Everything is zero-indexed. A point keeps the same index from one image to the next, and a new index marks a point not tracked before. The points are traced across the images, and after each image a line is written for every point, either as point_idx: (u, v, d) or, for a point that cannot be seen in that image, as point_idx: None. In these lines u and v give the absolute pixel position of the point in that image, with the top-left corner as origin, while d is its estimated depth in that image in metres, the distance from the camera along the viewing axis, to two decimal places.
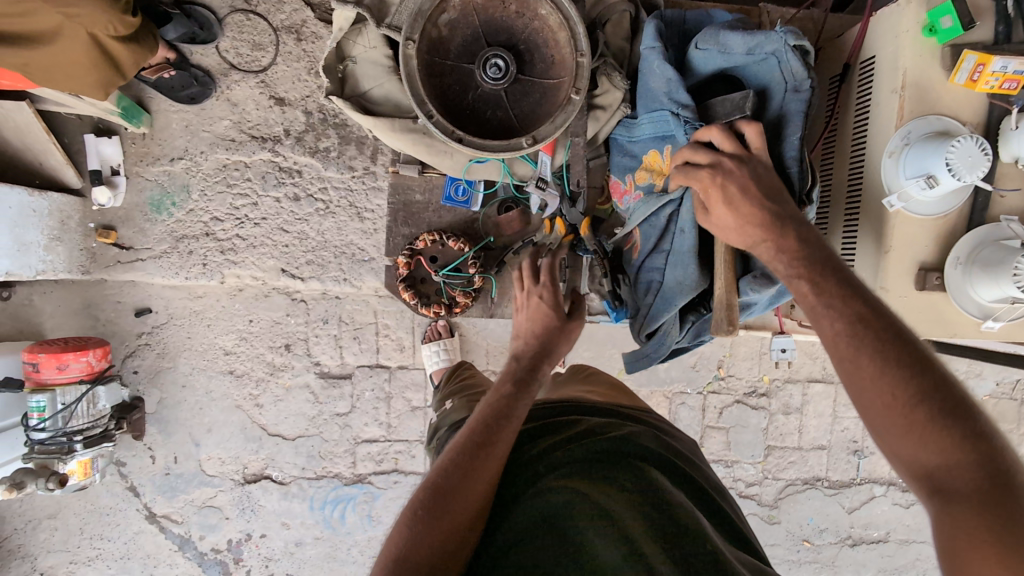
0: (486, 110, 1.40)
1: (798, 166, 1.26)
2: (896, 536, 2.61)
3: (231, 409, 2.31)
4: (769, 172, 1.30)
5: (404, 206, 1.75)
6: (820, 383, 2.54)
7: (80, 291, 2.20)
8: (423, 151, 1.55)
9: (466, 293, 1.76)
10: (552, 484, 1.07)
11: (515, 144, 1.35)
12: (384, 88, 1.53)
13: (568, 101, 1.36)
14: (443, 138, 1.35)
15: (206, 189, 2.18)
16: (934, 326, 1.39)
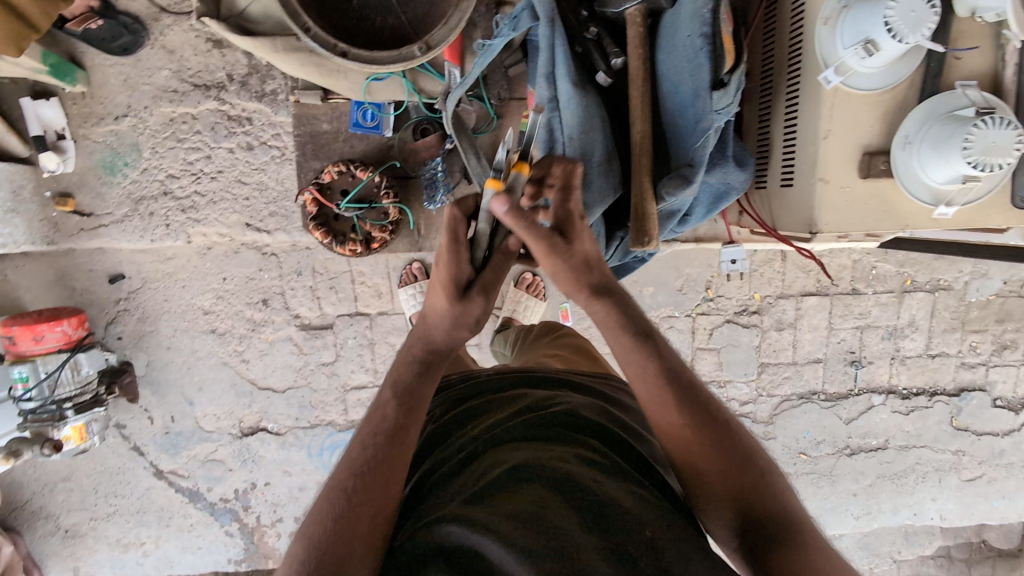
0: (373, 17, 1.32)
1: (711, 42, 1.10)
2: (896, 442, 2.59)
3: (219, 366, 2.33)
4: (682, 56, 1.14)
5: (312, 137, 1.70)
6: (814, 296, 2.45)
7: (52, 262, 2.19)
8: (315, 74, 1.53)
9: (381, 227, 1.77)
10: (488, 465, 1.05)
11: (406, 53, 1.27)
12: (263, 4, 1.49)
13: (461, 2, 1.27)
14: (326, 53, 1.26)
15: (157, 146, 2.10)
16: (883, 217, 1.29)
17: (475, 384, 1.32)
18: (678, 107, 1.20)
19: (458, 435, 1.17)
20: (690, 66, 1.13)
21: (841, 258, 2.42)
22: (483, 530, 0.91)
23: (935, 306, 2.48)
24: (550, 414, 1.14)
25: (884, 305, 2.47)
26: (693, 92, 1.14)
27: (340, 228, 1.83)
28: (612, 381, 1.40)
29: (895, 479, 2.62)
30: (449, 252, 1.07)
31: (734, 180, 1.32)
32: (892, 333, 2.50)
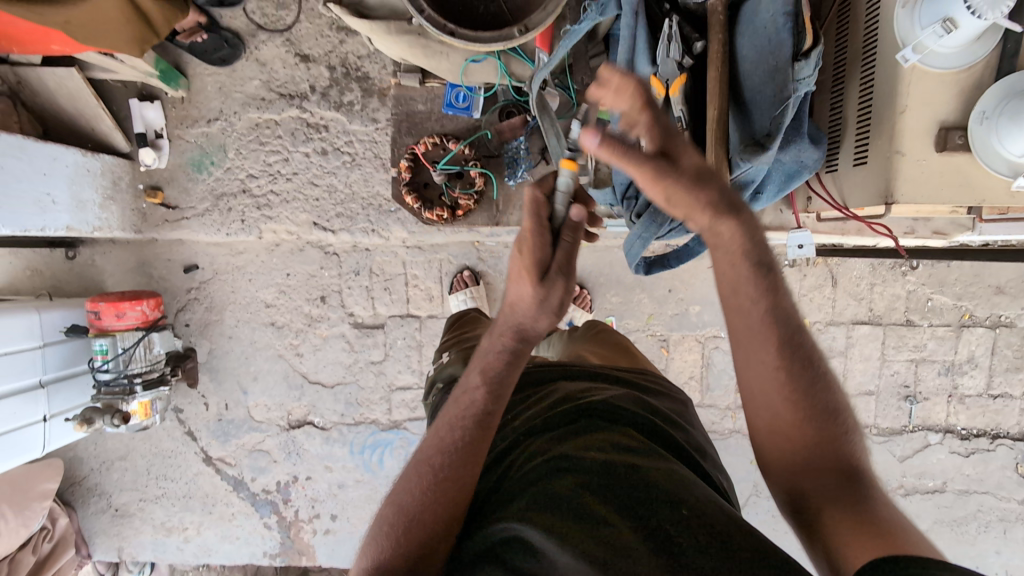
0: (479, 5, 1.39)
1: (793, 21, 1.15)
2: (954, 486, 2.46)
3: (274, 358, 2.44)
4: (762, 36, 1.19)
5: (408, 116, 2.20)
6: (866, 326, 2.41)
7: (136, 250, 2.37)
8: (419, 54, 1.59)
9: (466, 195, 2.12)
10: (538, 445, 1.11)
11: (506, 34, 1.31)
12: None
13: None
14: (436, 33, 1.32)
15: (241, 148, 2.30)
16: (960, 190, 1.34)
17: (522, 374, 1.39)
18: (757, 83, 1.25)
19: (506, 424, 1.24)
20: (771, 44, 1.18)
21: (895, 288, 2.38)
22: (530, 522, 0.95)
23: (996, 342, 2.40)
24: (581, 405, 1.15)
25: (940, 338, 2.40)
26: (773, 69, 1.19)
27: (429, 195, 2.20)
28: (645, 374, 1.40)
29: (954, 526, 2.47)
30: (534, 234, 1.08)
31: (808, 158, 1.36)
32: (948, 368, 2.42)
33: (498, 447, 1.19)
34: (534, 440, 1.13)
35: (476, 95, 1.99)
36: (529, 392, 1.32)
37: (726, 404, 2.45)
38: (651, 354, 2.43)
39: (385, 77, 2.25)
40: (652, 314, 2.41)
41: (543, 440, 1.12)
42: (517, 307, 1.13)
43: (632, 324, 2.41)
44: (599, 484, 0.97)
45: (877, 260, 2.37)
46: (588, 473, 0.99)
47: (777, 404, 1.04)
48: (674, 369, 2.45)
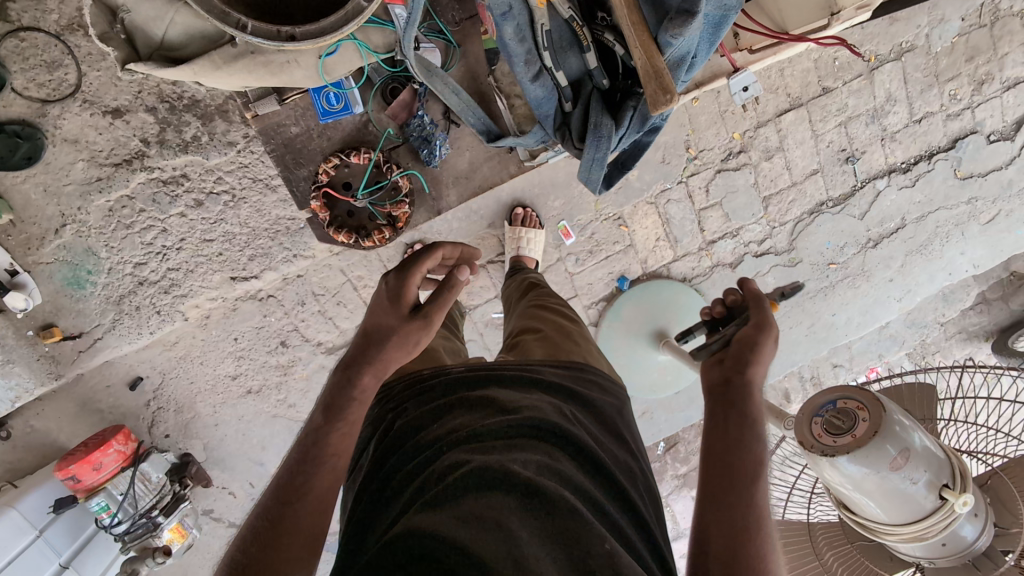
0: None
1: None
2: (912, 217, 2.63)
3: (271, 420, 2.33)
4: None
5: (287, 145, 1.88)
6: (791, 112, 2.42)
7: (68, 395, 2.15)
8: (257, 70, 1.57)
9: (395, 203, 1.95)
10: (456, 457, 0.92)
11: (355, 10, 1.20)
12: (177, 25, 1.50)
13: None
14: (274, 43, 1.21)
15: (110, 242, 2.02)
16: None
17: (442, 380, 1.16)
18: None
19: (417, 440, 1.02)
20: None
21: (802, 64, 2.37)
22: (436, 532, 0.76)
23: (905, 71, 2.45)
24: (524, 422, 0.99)
25: (857, 92, 2.44)
26: None
27: (357, 224, 2.01)
28: (585, 373, 1.27)
29: (923, 251, 2.68)
30: (386, 296, 1.13)
31: (730, 3, 1.25)
32: (874, 115, 2.48)
33: (405, 468, 0.97)
34: (453, 451, 0.94)
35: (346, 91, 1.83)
36: (455, 396, 1.11)
37: (698, 247, 2.50)
38: (614, 236, 2.42)
39: (215, 92, 1.96)
40: (598, 199, 2.36)
41: (463, 450, 0.93)
42: (375, 336, 1.10)
43: (584, 218, 2.37)
44: (529, 512, 0.82)
45: None
46: (520, 488, 0.84)
47: (733, 488, 0.98)
48: (640, 238, 2.45)
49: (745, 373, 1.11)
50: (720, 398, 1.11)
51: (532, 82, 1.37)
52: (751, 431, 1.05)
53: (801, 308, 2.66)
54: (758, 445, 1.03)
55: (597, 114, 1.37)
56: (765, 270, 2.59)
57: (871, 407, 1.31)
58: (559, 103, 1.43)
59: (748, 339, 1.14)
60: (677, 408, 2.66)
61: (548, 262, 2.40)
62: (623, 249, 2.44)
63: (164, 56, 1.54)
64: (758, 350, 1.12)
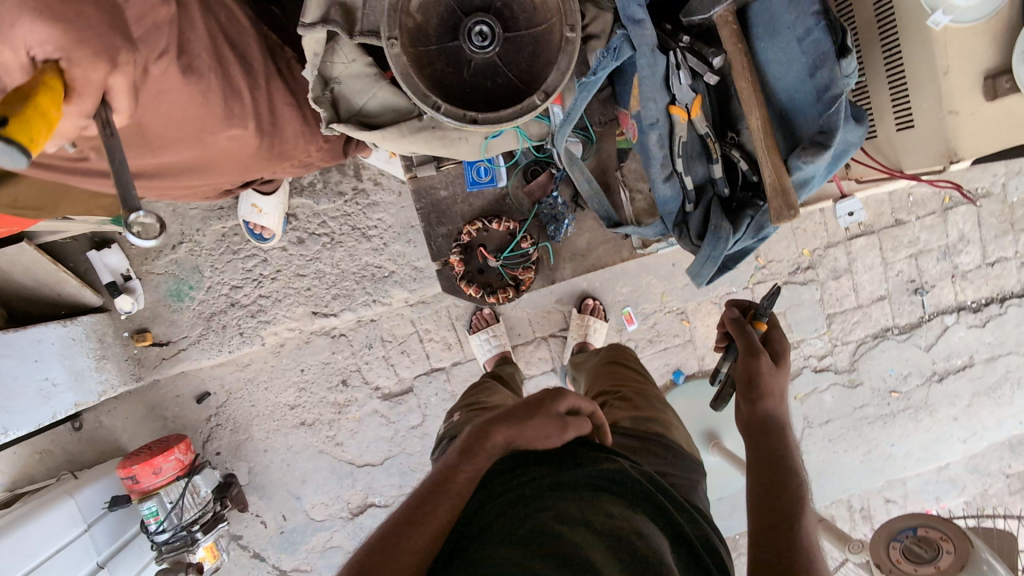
0: (485, 81, 1.33)
1: (822, 17, 1.22)
2: (981, 357, 2.58)
3: (316, 455, 2.38)
4: (790, 42, 1.27)
5: (433, 206, 1.87)
6: (862, 237, 2.50)
7: (140, 398, 2.27)
8: (437, 146, 1.52)
9: (526, 268, 1.91)
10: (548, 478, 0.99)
11: (528, 105, 1.28)
12: (377, 97, 1.46)
13: (561, 50, 1.28)
14: (457, 124, 1.29)
15: (215, 263, 2.22)
16: (1017, 130, 1.43)
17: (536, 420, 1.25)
18: (789, 87, 1.31)
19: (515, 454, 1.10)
20: (804, 45, 1.25)
21: (876, 195, 2.47)
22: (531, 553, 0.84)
23: (980, 215, 2.51)
24: (601, 472, 1.02)
25: (930, 227, 2.51)
26: (812, 65, 1.25)
27: (485, 281, 1.98)
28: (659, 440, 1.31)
29: (992, 394, 2.60)
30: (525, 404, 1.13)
31: (854, 139, 1.36)
32: (946, 252, 2.53)
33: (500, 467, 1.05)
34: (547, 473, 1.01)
35: (496, 166, 1.85)
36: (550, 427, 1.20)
37: None
38: (675, 330, 2.47)
39: None
40: (664, 291, 2.44)
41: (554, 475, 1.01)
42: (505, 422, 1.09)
43: (649, 307, 2.45)
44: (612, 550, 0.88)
45: None
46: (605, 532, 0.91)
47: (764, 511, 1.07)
48: (701, 336, 2.49)
49: (755, 404, 1.23)
50: (748, 433, 1.23)
51: (661, 181, 1.41)
52: (771, 465, 1.14)
53: (858, 432, 2.59)
54: (789, 480, 1.11)
55: (717, 220, 1.42)
56: (822, 386, 2.57)
57: (955, 540, 1.32)
58: (681, 205, 1.47)
59: (749, 369, 1.25)
60: (718, 516, 2.59)
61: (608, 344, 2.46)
62: (682, 343, 2.48)
63: (362, 122, 1.47)
64: (762, 380, 1.23)
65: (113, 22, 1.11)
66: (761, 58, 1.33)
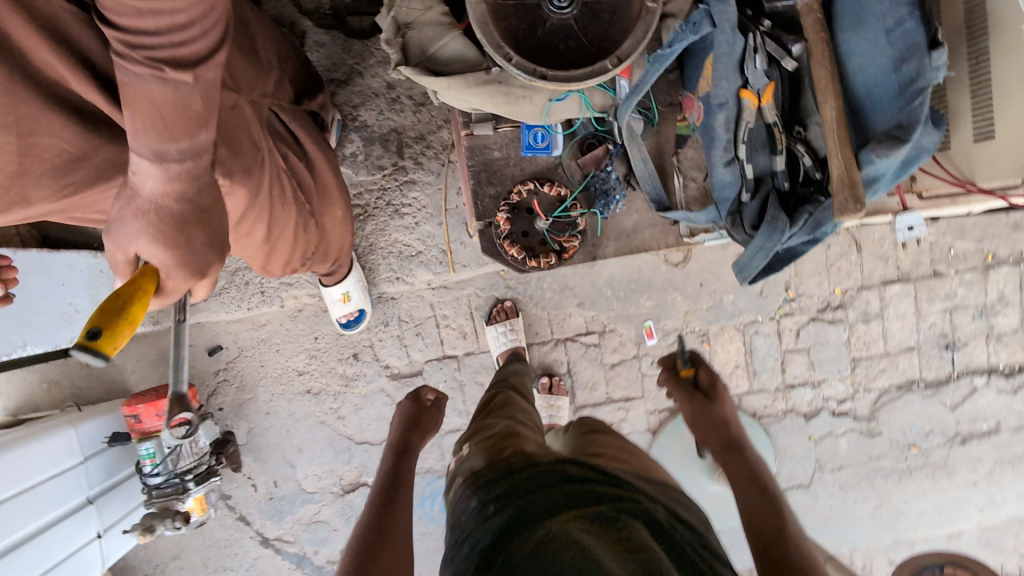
0: (558, 43, 1.28)
1: (916, 10, 1.22)
2: (1008, 424, 2.49)
3: (317, 426, 2.35)
4: (875, 35, 1.26)
5: (485, 166, 1.66)
6: (896, 283, 2.44)
7: (153, 343, 2.28)
8: (501, 103, 1.40)
9: (572, 237, 1.74)
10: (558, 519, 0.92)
11: (600, 68, 1.23)
12: (450, 46, 1.40)
13: (637, 21, 1.25)
14: (526, 79, 1.24)
15: None
16: None
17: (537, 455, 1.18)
18: (872, 80, 1.30)
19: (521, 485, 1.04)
20: (890, 37, 1.25)
21: (917, 243, 2.42)
22: None
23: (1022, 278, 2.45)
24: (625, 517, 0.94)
25: (969, 283, 2.44)
26: (897, 59, 1.25)
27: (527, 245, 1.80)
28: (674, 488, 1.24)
29: (1015, 464, 2.50)
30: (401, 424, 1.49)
31: (926, 142, 1.33)
32: (982, 311, 2.46)
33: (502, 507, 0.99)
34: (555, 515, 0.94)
35: (554, 132, 1.65)
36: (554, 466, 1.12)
37: (776, 386, 2.45)
38: (694, 351, 2.42)
39: (384, 123, 2.23)
40: (688, 310, 2.40)
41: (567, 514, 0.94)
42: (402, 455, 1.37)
43: (670, 324, 2.40)
44: None
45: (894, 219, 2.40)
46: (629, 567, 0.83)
47: (746, 506, 1.21)
48: (719, 361, 2.43)
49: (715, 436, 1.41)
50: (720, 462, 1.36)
51: (722, 163, 1.37)
52: (750, 478, 1.27)
53: (870, 483, 2.50)
54: (763, 480, 1.25)
55: (775, 212, 1.42)
56: (839, 431, 2.48)
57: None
58: (738, 193, 1.42)
59: (695, 410, 1.48)
60: None
61: (624, 356, 2.41)
62: None
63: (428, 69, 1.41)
64: (705, 415, 1.46)
65: (219, 241, 1.00)
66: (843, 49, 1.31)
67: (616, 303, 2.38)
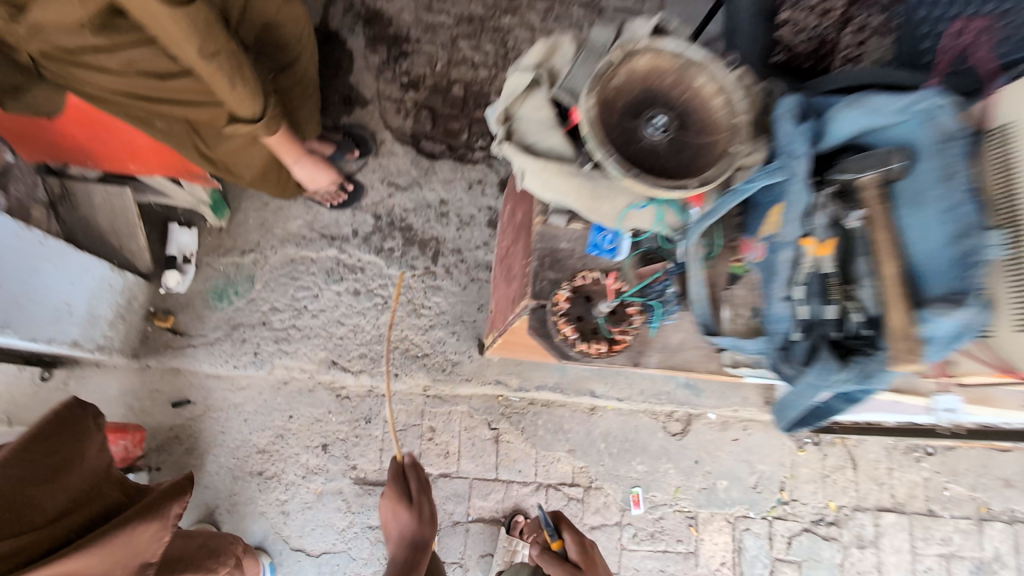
0: (649, 161, 1.05)
1: (976, 199, 0.92)
2: None
3: (255, 516, 2.10)
4: (933, 211, 0.94)
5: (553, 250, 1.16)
6: (892, 513, 2.35)
7: (122, 377, 2.09)
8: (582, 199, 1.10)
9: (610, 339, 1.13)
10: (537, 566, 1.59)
11: (683, 183, 1.02)
12: (549, 140, 1.11)
13: (725, 153, 1.04)
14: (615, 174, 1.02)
15: (270, 282, 2.22)
16: None
17: None
18: (921, 263, 0.95)
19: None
20: (951, 214, 0.92)
21: (913, 474, 2.37)
22: None
23: (1015, 539, 2.37)
24: None
25: (964, 532, 2.36)
26: (954, 238, 0.92)
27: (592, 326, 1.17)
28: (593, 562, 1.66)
29: None
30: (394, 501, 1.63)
31: (976, 324, 0.91)
32: (977, 566, 2.35)
33: None
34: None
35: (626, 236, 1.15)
36: None
37: None
38: (680, 533, 2.25)
39: (428, 231, 2.34)
40: (679, 486, 2.27)
41: None
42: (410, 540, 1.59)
43: (659, 497, 2.26)
44: None
45: (891, 443, 2.38)
46: None
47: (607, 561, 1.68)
48: (704, 553, 2.25)
49: None
50: None
51: (779, 296, 1.04)
52: None
53: None
54: None
55: (827, 357, 0.99)
56: None
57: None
58: (788, 332, 1.05)
59: None
60: None
61: (605, 520, 2.23)
62: (683, 553, 2.24)
63: (519, 144, 1.12)
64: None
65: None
66: (904, 226, 0.97)
67: (607, 460, 2.26)
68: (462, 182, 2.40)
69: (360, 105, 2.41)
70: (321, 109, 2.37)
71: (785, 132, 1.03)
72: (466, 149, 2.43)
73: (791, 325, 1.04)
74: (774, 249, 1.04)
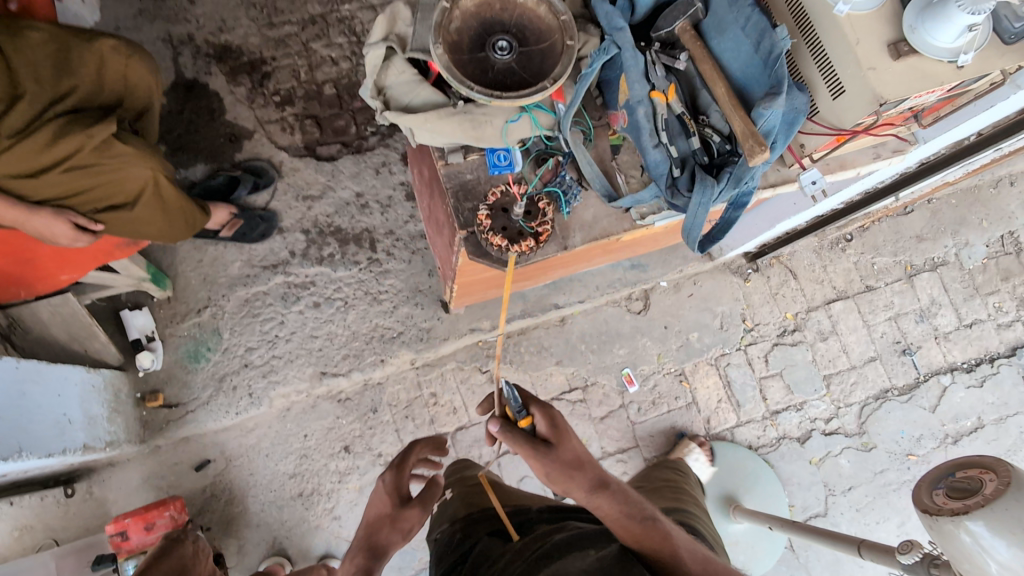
0: (508, 79, 1.21)
1: (758, 9, 1.15)
2: (989, 417, 2.60)
3: (311, 531, 2.26)
4: (734, 31, 1.16)
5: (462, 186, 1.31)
6: (839, 301, 2.67)
7: (139, 464, 2.19)
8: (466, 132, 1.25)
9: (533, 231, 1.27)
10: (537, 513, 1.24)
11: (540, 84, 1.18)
12: (421, 96, 1.25)
13: (565, 48, 1.20)
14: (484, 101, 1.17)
15: (235, 327, 2.31)
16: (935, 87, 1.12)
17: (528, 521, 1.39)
18: (741, 75, 1.18)
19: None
20: (746, 29, 1.15)
21: (843, 263, 2.69)
22: None
23: (943, 281, 2.71)
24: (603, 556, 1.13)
25: (900, 292, 2.69)
26: (757, 43, 1.14)
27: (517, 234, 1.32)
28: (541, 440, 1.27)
29: (1011, 456, 2.58)
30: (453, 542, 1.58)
31: (799, 104, 1.15)
32: (922, 314, 2.68)
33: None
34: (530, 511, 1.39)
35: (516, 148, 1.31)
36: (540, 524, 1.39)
37: (762, 414, 2.55)
38: (675, 391, 2.52)
39: (357, 225, 2.45)
40: (661, 353, 2.53)
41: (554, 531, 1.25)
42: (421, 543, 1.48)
43: (647, 368, 2.52)
44: None
45: (817, 246, 2.69)
46: None
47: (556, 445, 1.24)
48: (702, 398, 2.54)
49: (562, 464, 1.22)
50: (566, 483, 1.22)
51: (650, 144, 1.20)
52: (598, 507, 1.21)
53: (885, 500, 2.51)
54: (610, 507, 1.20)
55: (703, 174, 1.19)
56: (836, 450, 2.55)
57: (999, 467, 1.04)
58: (670, 169, 1.23)
59: (549, 458, 1.22)
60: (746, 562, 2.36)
61: (611, 406, 2.47)
62: (684, 405, 2.52)
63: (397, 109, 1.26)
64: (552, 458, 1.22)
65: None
66: (718, 53, 1.19)
67: (593, 357, 2.50)
68: (369, 169, 2.50)
69: (247, 137, 2.45)
70: (214, 156, 2.42)
71: (603, 13, 1.21)
72: (360, 140, 2.53)
73: (670, 162, 1.22)
74: (631, 108, 1.21)
